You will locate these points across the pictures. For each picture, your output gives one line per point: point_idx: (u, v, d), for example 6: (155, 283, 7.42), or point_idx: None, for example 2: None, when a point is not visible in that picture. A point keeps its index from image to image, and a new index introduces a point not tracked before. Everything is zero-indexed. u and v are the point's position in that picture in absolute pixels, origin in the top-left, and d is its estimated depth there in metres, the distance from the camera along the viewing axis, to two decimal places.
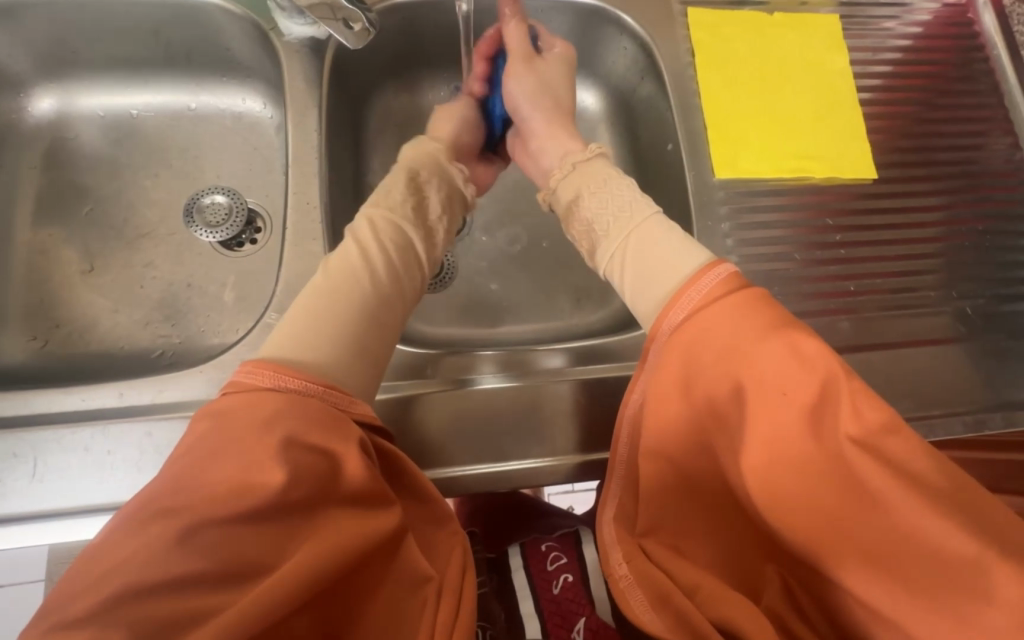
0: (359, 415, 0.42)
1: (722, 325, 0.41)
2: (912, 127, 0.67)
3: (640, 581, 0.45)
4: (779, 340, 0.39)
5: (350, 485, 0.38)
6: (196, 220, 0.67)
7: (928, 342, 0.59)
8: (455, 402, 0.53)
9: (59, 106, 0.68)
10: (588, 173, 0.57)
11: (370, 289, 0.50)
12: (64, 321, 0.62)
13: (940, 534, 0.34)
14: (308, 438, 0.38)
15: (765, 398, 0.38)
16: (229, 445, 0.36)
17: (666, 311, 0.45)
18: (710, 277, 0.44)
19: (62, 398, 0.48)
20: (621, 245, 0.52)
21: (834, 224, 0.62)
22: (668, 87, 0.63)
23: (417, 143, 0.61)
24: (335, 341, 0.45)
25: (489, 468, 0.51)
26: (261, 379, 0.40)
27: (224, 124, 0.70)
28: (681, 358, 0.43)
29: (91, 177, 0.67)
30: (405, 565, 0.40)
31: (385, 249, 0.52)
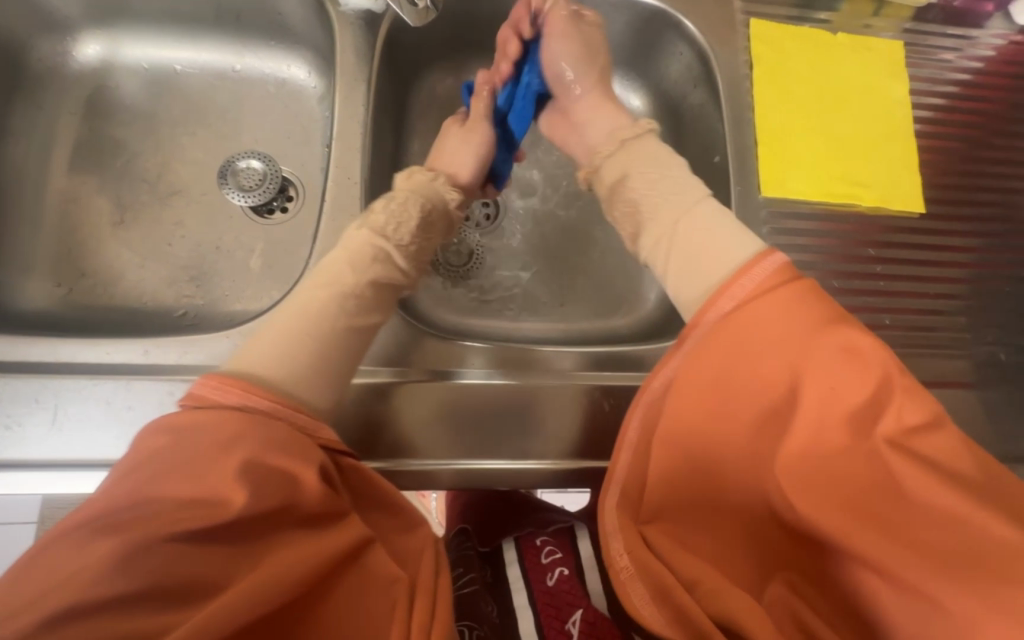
0: (324, 440, 0.42)
1: (774, 320, 0.41)
2: (962, 164, 0.65)
3: (639, 570, 0.44)
4: (832, 337, 0.39)
5: (307, 505, 0.38)
6: (229, 183, 0.66)
7: (956, 384, 0.58)
8: (448, 395, 0.53)
9: (103, 54, 0.67)
10: (632, 153, 0.56)
11: (340, 300, 0.48)
12: (90, 272, 0.61)
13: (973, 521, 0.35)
14: (266, 461, 0.37)
15: (814, 393, 0.39)
16: (183, 464, 0.36)
17: (713, 300, 0.45)
18: (765, 266, 0.44)
19: (87, 349, 0.48)
20: (671, 230, 0.51)
21: (874, 254, 0.61)
22: (722, 98, 0.62)
23: (411, 171, 0.57)
24: (295, 356, 0.45)
25: (502, 464, 0.51)
26: (228, 395, 0.40)
27: (266, 89, 0.69)
28: (727, 346, 0.43)
29: (128, 129, 0.66)
30: (369, 575, 0.39)
31: (359, 259, 0.50)
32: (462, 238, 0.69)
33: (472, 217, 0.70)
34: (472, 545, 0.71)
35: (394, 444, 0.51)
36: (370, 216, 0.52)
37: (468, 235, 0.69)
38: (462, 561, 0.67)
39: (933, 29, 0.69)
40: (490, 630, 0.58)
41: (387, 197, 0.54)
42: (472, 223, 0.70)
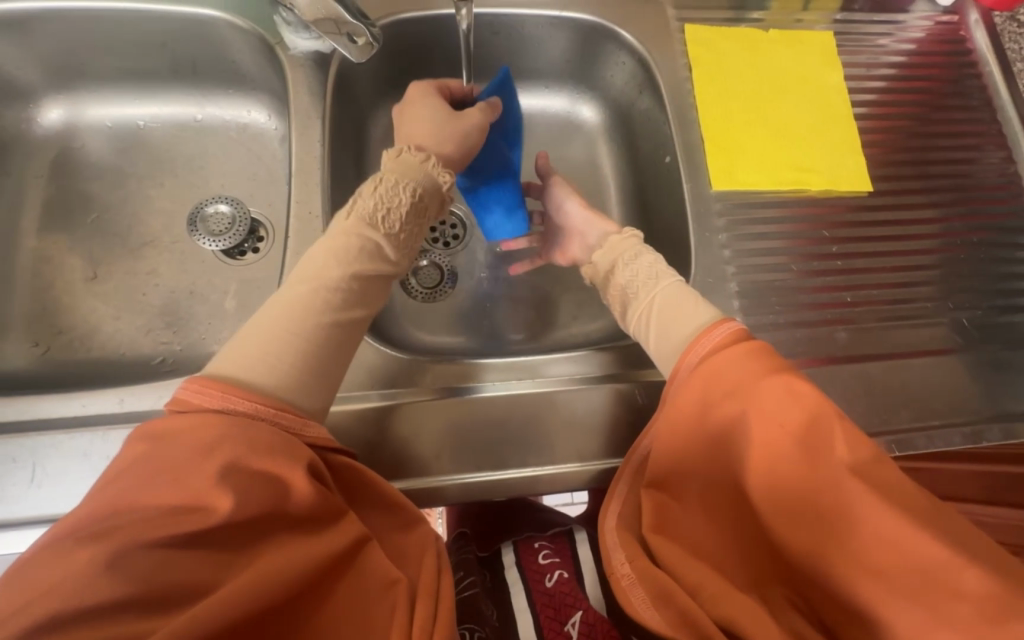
0: (311, 438, 0.43)
1: (728, 371, 0.43)
2: (906, 141, 0.68)
3: (642, 577, 0.43)
4: (778, 379, 0.41)
5: (296, 506, 0.38)
6: (199, 229, 0.67)
7: (926, 352, 0.59)
8: (434, 411, 0.53)
9: (67, 117, 0.69)
10: (619, 248, 0.59)
11: (323, 298, 0.48)
12: (66, 328, 0.62)
13: (912, 542, 0.35)
14: (251, 463, 0.37)
15: (766, 425, 0.40)
16: (164, 467, 0.36)
17: (683, 355, 0.47)
18: (719, 330, 0.47)
19: (63, 403, 0.48)
20: (649, 307, 0.54)
21: (830, 235, 0.62)
22: (666, 100, 0.64)
23: (399, 148, 0.55)
24: (278, 359, 0.45)
25: (486, 476, 0.52)
26: (209, 400, 0.40)
27: (228, 134, 0.71)
28: (693, 397, 0.44)
29: (96, 186, 0.68)
30: (364, 577, 0.40)
31: (341, 252, 0.50)
32: (434, 259, 0.70)
33: (440, 238, 0.71)
34: (471, 549, 0.72)
35: (379, 467, 0.51)
36: (357, 202, 0.53)
37: (439, 256, 0.71)
38: (462, 564, 0.68)
39: (862, 17, 0.72)
40: (491, 631, 0.58)
41: (373, 182, 0.53)
42: (440, 244, 0.71)
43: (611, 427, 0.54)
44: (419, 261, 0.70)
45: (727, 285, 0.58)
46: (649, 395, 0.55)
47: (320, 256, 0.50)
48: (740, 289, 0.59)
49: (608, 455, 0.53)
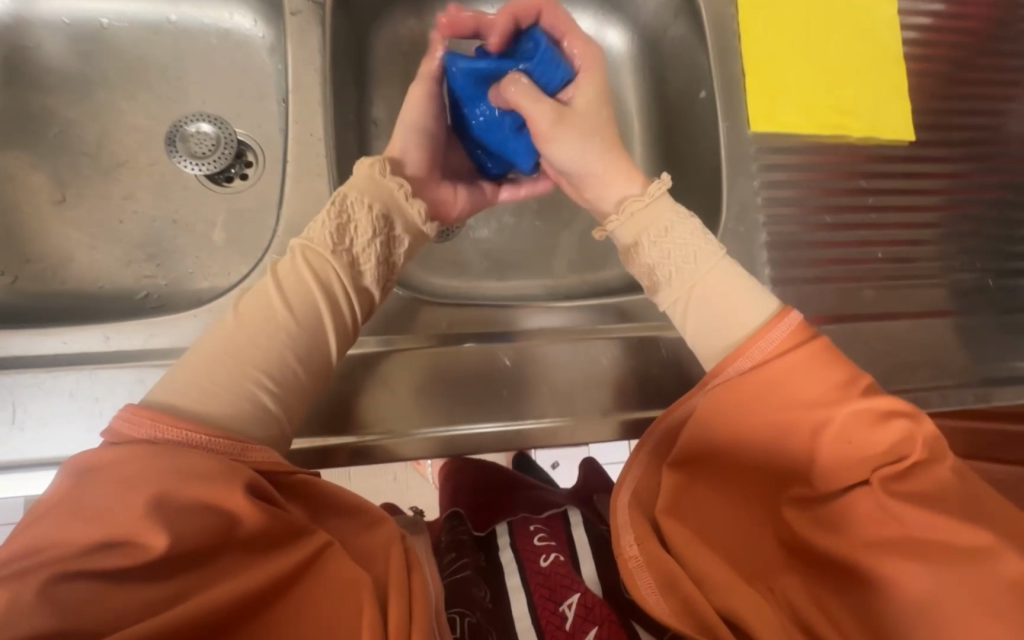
0: (256, 463, 0.38)
1: (793, 378, 0.40)
2: (949, 87, 0.64)
3: (651, 561, 0.41)
4: (861, 400, 0.39)
5: (237, 532, 0.34)
6: (180, 149, 0.60)
7: (944, 311, 0.58)
8: (432, 360, 0.51)
9: (16, 9, 0.59)
10: (660, 213, 0.49)
11: (285, 323, 0.43)
12: (36, 256, 0.56)
13: (947, 535, 0.37)
14: (180, 493, 0.33)
15: (836, 442, 0.39)
16: (85, 503, 0.32)
17: (732, 354, 0.42)
18: (780, 328, 0.42)
19: (41, 340, 0.44)
20: (692, 294, 0.46)
21: (865, 185, 0.59)
22: (706, 28, 0.58)
23: (374, 161, 0.50)
24: (246, 388, 0.40)
25: (502, 426, 0.50)
26: (138, 431, 0.36)
27: (209, 41, 0.62)
28: (749, 397, 0.41)
29: (55, 96, 0.60)
30: (328, 585, 0.36)
31: (312, 267, 0.45)
32: None
33: None
34: (465, 529, 0.64)
35: (390, 414, 0.49)
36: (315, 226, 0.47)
37: None
38: (456, 545, 0.60)
39: None
40: (484, 615, 0.51)
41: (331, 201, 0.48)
42: None
43: (630, 377, 0.53)
44: None
45: (757, 235, 0.56)
46: (672, 348, 0.54)
47: (292, 270, 0.45)
48: (770, 239, 0.56)
49: (626, 406, 0.52)
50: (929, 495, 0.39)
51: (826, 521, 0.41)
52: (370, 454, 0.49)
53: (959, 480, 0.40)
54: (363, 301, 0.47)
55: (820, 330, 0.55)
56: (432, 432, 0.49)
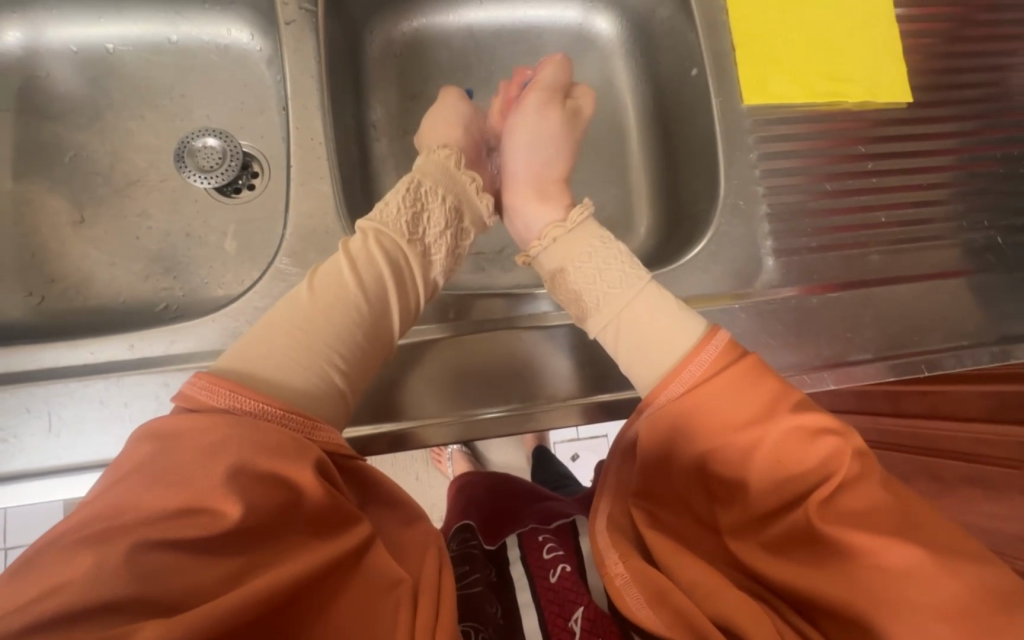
0: (323, 443, 0.40)
1: (722, 403, 0.41)
2: (947, 46, 0.63)
3: (636, 577, 0.42)
4: (791, 416, 0.40)
5: (308, 507, 0.36)
6: (188, 164, 0.63)
7: (955, 272, 0.58)
8: (455, 353, 0.52)
9: (26, 41, 0.62)
10: (583, 237, 0.54)
11: (357, 303, 0.47)
12: (58, 276, 0.58)
13: (890, 554, 0.36)
14: (259, 465, 0.35)
15: (770, 462, 0.40)
16: (168, 471, 0.34)
17: (664, 381, 0.44)
18: (709, 350, 0.43)
19: (70, 351, 0.46)
20: (621, 318, 0.48)
21: (865, 150, 0.59)
22: (693, 6, 0.59)
23: (431, 149, 0.57)
24: (318, 366, 0.43)
25: (512, 409, 0.51)
26: (217, 399, 0.37)
27: (209, 58, 0.64)
28: (687, 423, 0.42)
29: (69, 121, 0.62)
30: (369, 575, 0.37)
31: (374, 250, 0.49)
32: None
33: None
34: (477, 542, 0.63)
35: (411, 402, 0.51)
36: (385, 205, 0.52)
37: None
38: (467, 558, 0.60)
39: None
40: (495, 632, 0.51)
41: (406, 182, 0.54)
42: None
43: None
44: None
45: (757, 208, 0.56)
46: None
47: (363, 250, 0.49)
48: (771, 211, 0.56)
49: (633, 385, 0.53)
50: (868, 511, 0.38)
51: (776, 547, 0.40)
52: (386, 446, 0.50)
53: (892, 493, 0.39)
54: (429, 286, 0.52)
55: (827, 298, 0.55)
56: (464, 414, 0.51)
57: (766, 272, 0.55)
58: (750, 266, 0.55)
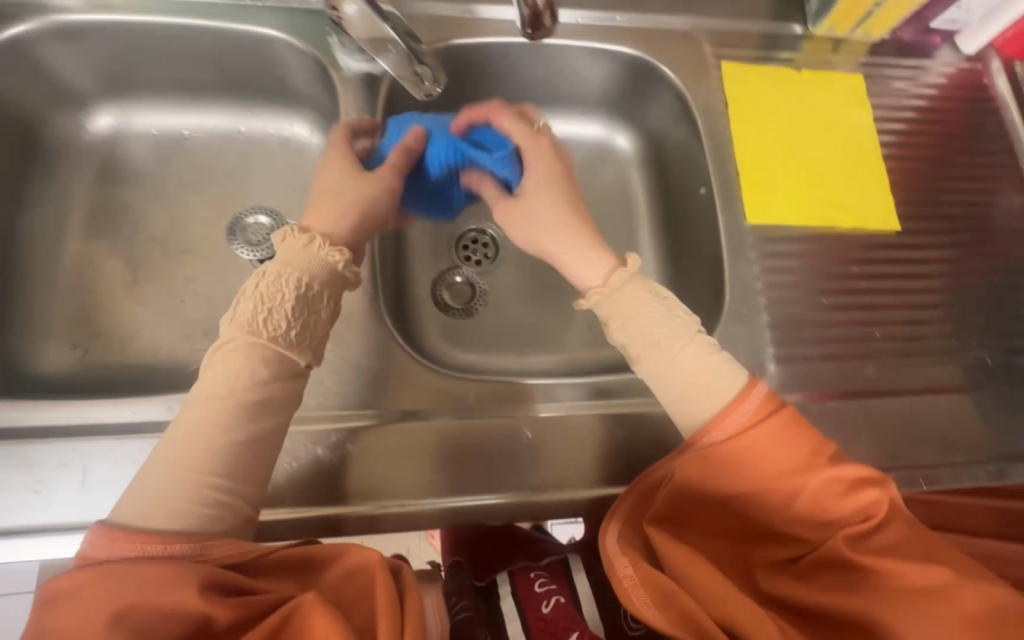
0: (218, 558, 0.41)
1: (767, 448, 0.45)
2: (929, 181, 0.70)
3: (644, 580, 0.45)
4: (829, 467, 0.45)
5: (212, 621, 0.38)
6: (238, 238, 0.69)
7: (946, 388, 0.61)
8: (450, 435, 0.54)
9: (115, 124, 0.70)
10: (641, 292, 0.51)
11: (224, 418, 0.44)
12: (104, 332, 0.62)
13: (901, 574, 0.43)
14: (140, 605, 0.37)
15: (808, 501, 0.45)
16: (67, 627, 0.36)
17: (713, 422, 0.46)
18: (751, 402, 0.46)
19: (112, 410, 0.49)
20: (669, 366, 0.49)
21: (859, 270, 0.64)
22: (703, 135, 0.66)
23: (284, 234, 0.49)
24: (187, 484, 0.42)
25: (498, 498, 0.52)
26: (103, 550, 0.39)
27: (271, 147, 0.72)
28: (733, 457, 0.45)
29: (138, 193, 0.69)
30: (304, 636, 0.38)
31: (240, 360, 0.46)
32: (465, 275, 0.71)
33: (473, 256, 0.72)
34: (466, 574, 0.70)
35: (413, 486, 0.52)
36: (244, 303, 0.47)
37: (470, 272, 0.71)
38: (457, 589, 0.65)
39: (889, 60, 0.73)
40: None
41: (262, 277, 0.47)
42: (473, 262, 0.72)
43: (645, 452, 0.55)
44: (452, 277, 0.71)
45: (760, 316, 0.60)
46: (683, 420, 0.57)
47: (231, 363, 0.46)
48: (773, 320, 0.60)
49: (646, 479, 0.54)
50: (885, 542, 0.44)
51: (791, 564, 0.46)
52: (395, 523, 0.51)
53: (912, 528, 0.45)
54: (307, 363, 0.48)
55: (827, 406, 0.58)
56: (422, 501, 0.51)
57: (767, 376, 0.58)
58: (753, 370, 0.58)
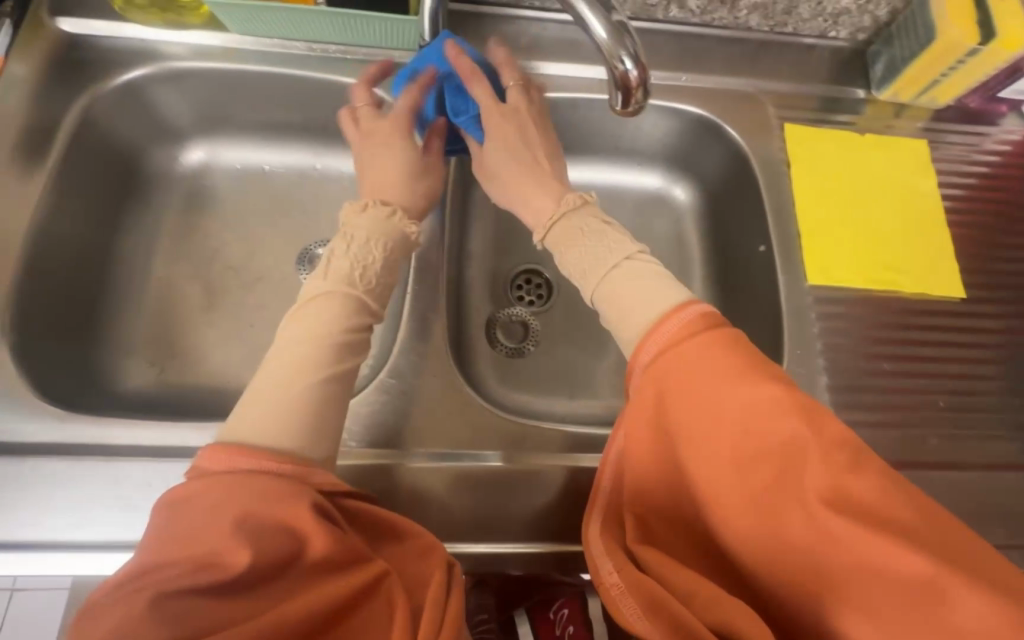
0: (318, 484, 0.42)
1: (689, 383, 0.42)
2: (995, 248, 0.68)
3: (630, 586, 0.43)
4: (753, 390, 0.40)
5: (309, 552, 0.38)
6: (306, 268, 0.72)
7: (1012, 466, 0.59)
8: (464, 479, 0.54)
9: (204, 158, 0.75)
10: (574, 227, 0.56)
11: (321, 357, 0.48)
12: (180, 353, 0.66)
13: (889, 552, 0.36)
14: (260, 513, 0.38)
15: (753, 453, 0.39)
16: (187, 526, 0.37)
17: (638, 350, 0.46)
18: (673, 323, 0.45)
19: (193, 434, 0.52)
20: (603, 282, 0.52)
21: (922, 335, 0.63)
22: (764, 193, 0.67)
23: (358, 205, 0.56)
24: (293, 410, 0.45)
25: (511, 547, 0.54)
26: (219, 463, 0.40)
27: (342, 184, 0.76)
28: (659, 403, 0.44)
29: (219, 222, 0.73)
30: (390, 596, 0.40)
31: (333, 305, 0.51)
32: (519, 315, 0.73)
33: (527, 297, 0.74)
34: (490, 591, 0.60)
35: (430, 529, 0.53)
36: (330, 261, 0.53)
37: (524, 313, 0.73)
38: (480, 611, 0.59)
39: (952, 128, 0.73)
40: None
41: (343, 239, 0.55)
42: (527, 302, 0.74)
43: None
44: (508, 317, 0.72)
45: (819, 378, 0.60)
46: None
47: (324, 310, 0.51)
48: (831, 383, 0.60)
49: None
50: (864, 506, 0.37)
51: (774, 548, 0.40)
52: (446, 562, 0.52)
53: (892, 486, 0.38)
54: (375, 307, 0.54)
55: None
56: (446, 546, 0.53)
57: None
58: None
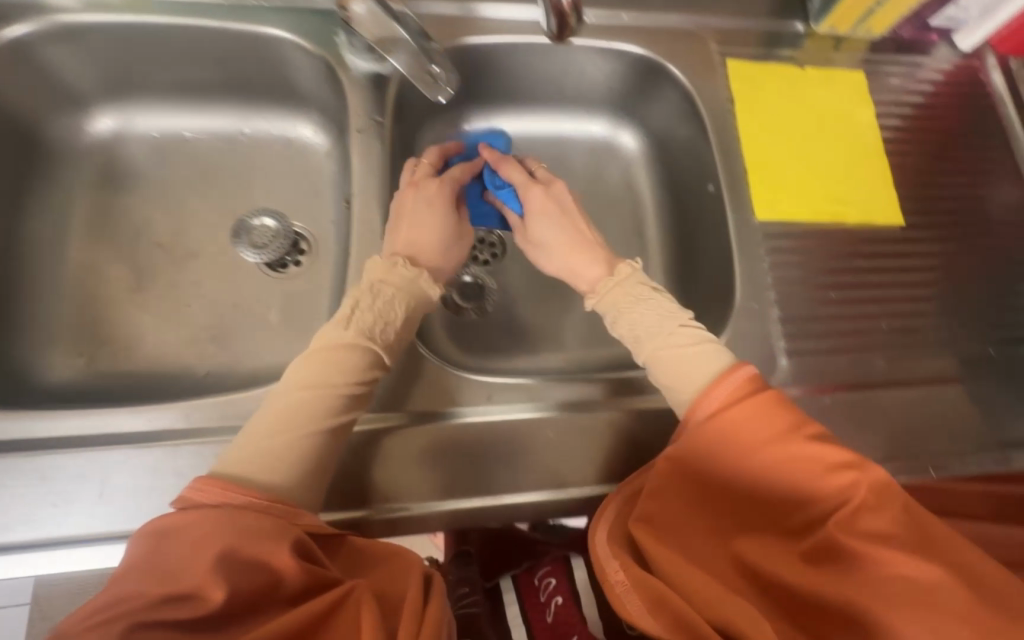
0: (306, 525, 0.43)
1: (746, 427, 0.45)
2: (930, 175, 0.70)
3: (636, 585, 0.45)
4: (806, 443, 0.44)
5: (286, 585, 0.39)
6: (242, 240, 0.68)
7: (949, 380, 0.62)
8: (433, 439, 0.53)
9: (116, 126, 0.68)
10: (626, 289, 0.55)
11: (328, 411, 0.47)
12: (110, 340, 0.61)
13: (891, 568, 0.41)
14: (242, 550, 0.39)
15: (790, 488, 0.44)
16: (163, 560, 0.38)
17: (698, 400, 0.48)
18: (732, 378, 0.48)
19: (128, 419, 0.48)
20: (660, 350, 0.52)
21: (865, 263, 0.65)
22: (711, 133, 0.67)
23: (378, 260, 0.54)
24: (287, 456, 0.45)
25: (479, 502, 0.52)
26: (204, 497, 0.41)
27: (275, 149, 0.71)
28: (714, 440, 0.46)
29: (140, 196, 0.67)
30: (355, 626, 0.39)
31: (339, 355, 0.49)
32: (473, 275, 0.71)
33: (481, 255, 0.72)
34: None
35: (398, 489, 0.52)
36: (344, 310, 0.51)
37: (478, 272, 0.71)
38: None
39: (888, 57, 0.74)
40: None
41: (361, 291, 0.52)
42: (481, 261, 0.72)
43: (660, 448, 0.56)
44: (462, 277, 0.70)
45: (770, 311, 0.61)
46: None
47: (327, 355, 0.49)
48: (782, 316, 0.61)
49: None
50: (880, 533, 0.42)
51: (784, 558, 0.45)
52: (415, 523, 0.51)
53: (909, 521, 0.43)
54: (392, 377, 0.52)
55: (836, 399, 0.59)
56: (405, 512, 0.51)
57: (780, 369, 0.59)
58: (764, 364, 0.59)
